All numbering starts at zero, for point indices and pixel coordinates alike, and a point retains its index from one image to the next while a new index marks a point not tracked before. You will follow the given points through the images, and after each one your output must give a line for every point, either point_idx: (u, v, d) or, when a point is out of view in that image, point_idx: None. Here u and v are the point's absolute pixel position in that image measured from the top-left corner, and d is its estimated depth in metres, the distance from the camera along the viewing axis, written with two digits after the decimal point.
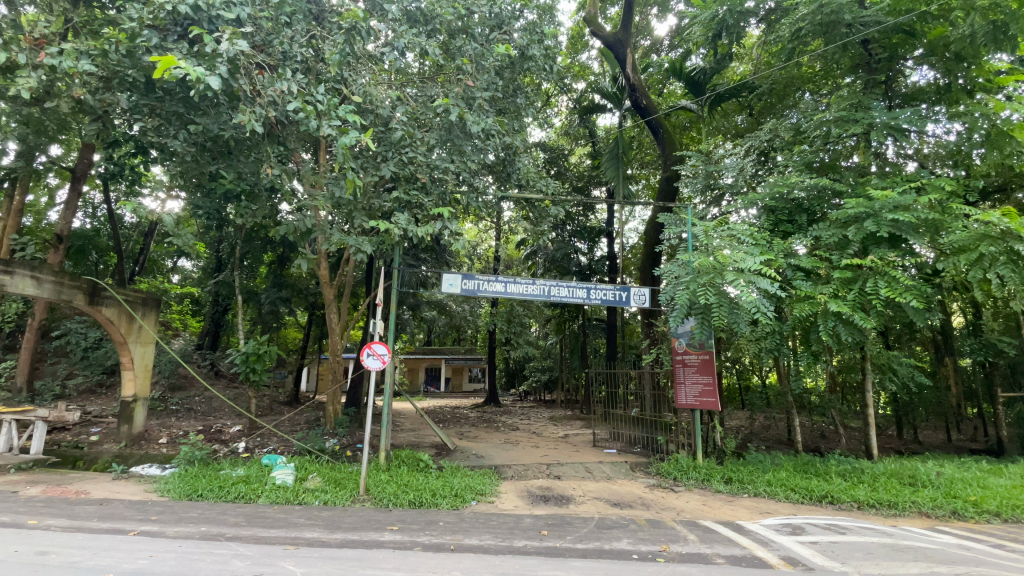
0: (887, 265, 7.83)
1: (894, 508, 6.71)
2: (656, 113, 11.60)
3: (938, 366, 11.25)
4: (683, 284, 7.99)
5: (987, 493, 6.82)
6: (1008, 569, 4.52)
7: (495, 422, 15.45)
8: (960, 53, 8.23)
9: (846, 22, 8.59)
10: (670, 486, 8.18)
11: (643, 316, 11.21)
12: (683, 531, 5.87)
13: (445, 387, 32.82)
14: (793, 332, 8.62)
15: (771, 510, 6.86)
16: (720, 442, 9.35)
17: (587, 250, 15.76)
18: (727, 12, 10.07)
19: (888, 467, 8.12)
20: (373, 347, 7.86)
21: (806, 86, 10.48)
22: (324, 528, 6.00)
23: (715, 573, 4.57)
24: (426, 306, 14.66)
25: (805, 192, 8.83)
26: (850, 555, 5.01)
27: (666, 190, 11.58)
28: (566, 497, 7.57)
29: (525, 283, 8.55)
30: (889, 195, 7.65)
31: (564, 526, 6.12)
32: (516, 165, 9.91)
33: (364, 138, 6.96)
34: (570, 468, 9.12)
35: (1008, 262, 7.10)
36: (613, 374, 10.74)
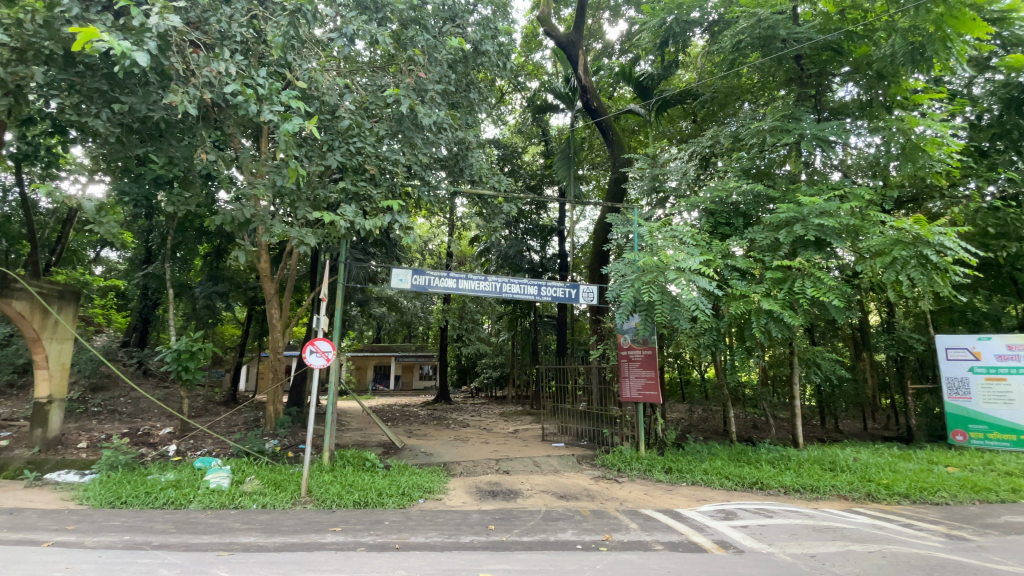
0: (814, 266, 8.41)
1: (816, 492, 7.26)
2: (606, 115, 11.81)
3: (857, 360, 12.18)
4: (629, 282, 8.30)
5: (896, 477, 7.49)
6: (912, 545, 4.99)
7: (446, 419, 15.32)
8: (882, 71, 8.95)
9: (781, 37, 9.21)
10: (614, 477, 8.45)
11: (592, 313, 11.46)
12: (625, 521, 6.09)
13: (395, 385, 32.19)
14: (729, 329, 9.15)
15: (707, 497, 7.24)
16: (662, 434, 9.76)
17: (539, 248, 15.92)
18: (674, 21, 10.42)
19: (812, 454, 8.75)
20: (316, 342, 7.56)
21: (745, 97, 10.96)
22: (262, 532, 5.75)
23: (653, 559, 4.77)
24: (376, 302, 14.31)
25: (742, 197, 9.37)
26: (776, 536, 5.38)
27: (615, 191, 11.89)
28: (514, 491, 7.65)
29: (476, 279, 8.50)
30: (815, 201, 8.24)
31: (511, 520, 6.19)
32: (469, 161, 9.74)
33: (309, 126, 6.63)
34: (519, 462, 9.21)
35: (918, 265, 7.81)
36: (562, 369, 10.92)
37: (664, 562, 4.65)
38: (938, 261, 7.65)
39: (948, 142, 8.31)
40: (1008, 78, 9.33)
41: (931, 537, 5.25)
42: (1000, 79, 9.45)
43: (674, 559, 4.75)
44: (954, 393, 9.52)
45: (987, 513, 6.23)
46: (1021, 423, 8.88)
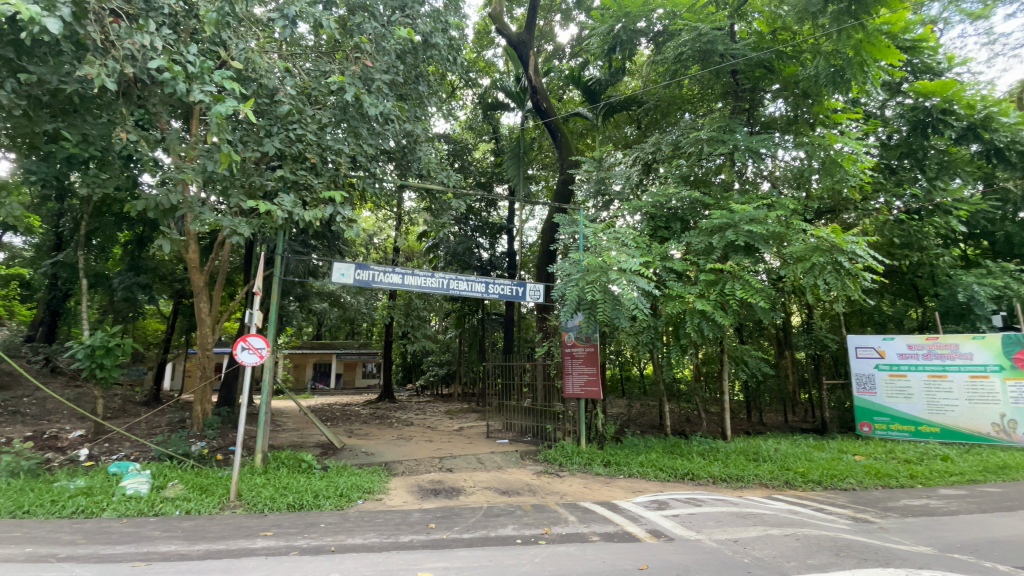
0: (743, 270, 8.96)
1: (741, 481, 7.77)
2: (555, 116, 11.99)
3: (780, 358, 13.11)
4: (574, 280, 8.48)
5: (811, 465, 8.16)
6: (821, 528, 5.46)
7: (388, 418, 15.00)
8: (808, 90, 9.61)
9: (719, 52, 9.72)
10: (556, 472, 8.62)
11: (538, 311, 11.60)
12: (564, 514, 6.23)
13: (336, 383, 31.12)
14: (666, 328, 9.56)
15: (642, 489, 7.55)
16: (602, 428, 10.06)
17: (488, 246, 15.93)
18: (622, 29, 10.71)
19: (739, 447, 9.33)
20: (249, 339, 7.15)
21: (686, 107, 11.50)
22: (185, 539, 5.39)
23: (589, 550, 4.92)
24: (316, 298, 13.78)
25: (680, 202, 9.83)
26: (704, 524, 5.71)
27: (562, 191, 12.10)
28: (456, 489, 7.63)
29: (423, 275, 8.37)
30: (746, 208, 8.79)
31: (452, 518, 6.17)
32: (417, 155, 9.49)
33: (245, 109, 6.25)
34: (462, 460, 9.19)
35: (834, 271, 8.51)
36: (509, 366, 11.01)
37: (599, 553, 4.80)
38: (850, 267, 8.37)
39: (861, 158, 9.12)
40: (916, 103, 10.44)
41: (839, 520, 5.76)
42: (909, 103, 10.55)
43: (609, 550, 4.91)
44: (862, 388, 10.49)
45: (887, 497, 6.90)
46: (917, 415, 9.91)
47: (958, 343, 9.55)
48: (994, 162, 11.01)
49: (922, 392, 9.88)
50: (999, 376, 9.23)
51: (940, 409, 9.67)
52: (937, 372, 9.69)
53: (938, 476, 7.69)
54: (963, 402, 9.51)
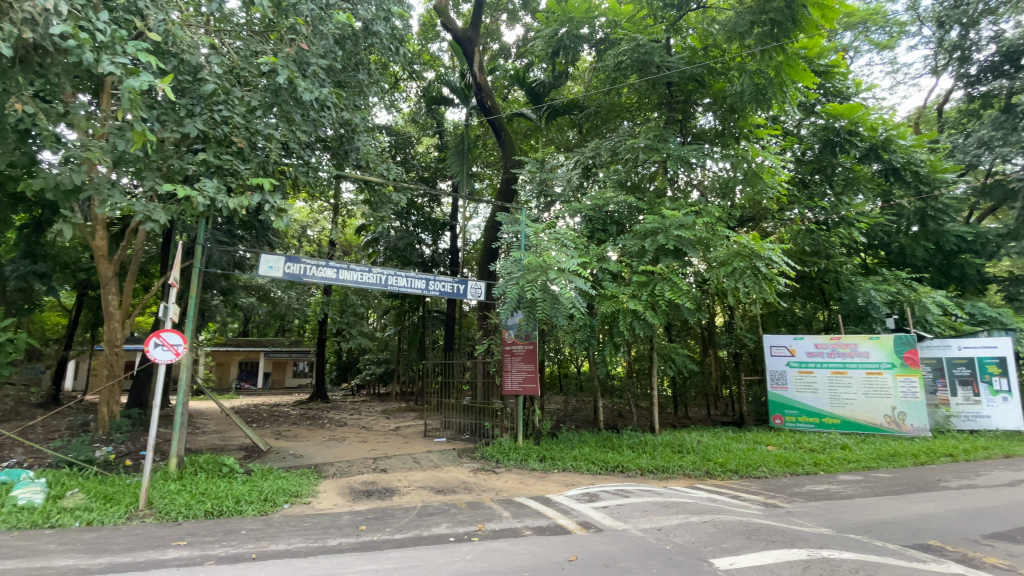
0: (672, 272, 9.46)
1: (666, 472, 8.23)
2: (499, 114, 12.07)
3: (704, 355, 13.98)
4: (514, 279, 8.56)
5: (729, 456, 8.79)
6: (735, 513, 5.89)
7: (320, 418, 14.44)
8: (734, 106, 10.30)
9: (656, 64, 10.20)
10: (492, 469, 8.69)
11: (479, 309, 11.63)
12: (499, 510, 6.30)
13: (263, 383, 29.51)
14: (601, 326, 9.92)
15: (575, 482, 7.80)
16: (539, 424, 10.26)
17: (431, 242, 15.76)
18: (565, 34, 11.02)
19: (665, 439, 9.88)
20: (163, 335, 6.60)
21: (625, 115, 11.95)
22: (84, 553, 4.92)
23: (521, 544, 5.01)
24: (242, 292, 12.98)
25: (617, 206, 10.24)
26: (631, 514, 5.99)
27: (505, 190, 12.18)
28: (390, 489, 7.48)
29: (360, 271, 8.12)
30: (676, 214, 9.32)
31: (384, 519, 6.06)
32: (355, 144, 9.08)
33: (162, 84, 5.67)
34: (398, 460, 9.04)
35: (752, 275, 9.21)
36: (449, 364, 10.96)
37: (531, 547, 4.91)
38: (767, 272, 9.08)
39: (779, 171, 9.92)
40: (828, 123, 11.52)
41: (750, 506, 6.25)
42: (821, 123, 11.61)
43: (541, 543, 5.03)
44: (775, 384, 11.46)
45: (794, 483, 7.57)
46: (821, 407, 10.96)
47: (856, 342, 10.64)
48: (891, 181, 12.33)
49: (826, 387, 10.95)
50: (890, 373, 10.34)
51: (841, 402, 10.76)
52: (838, 369, 10.76)
53: (837, 463, 8.53)
54: (860, 396, 10.64)
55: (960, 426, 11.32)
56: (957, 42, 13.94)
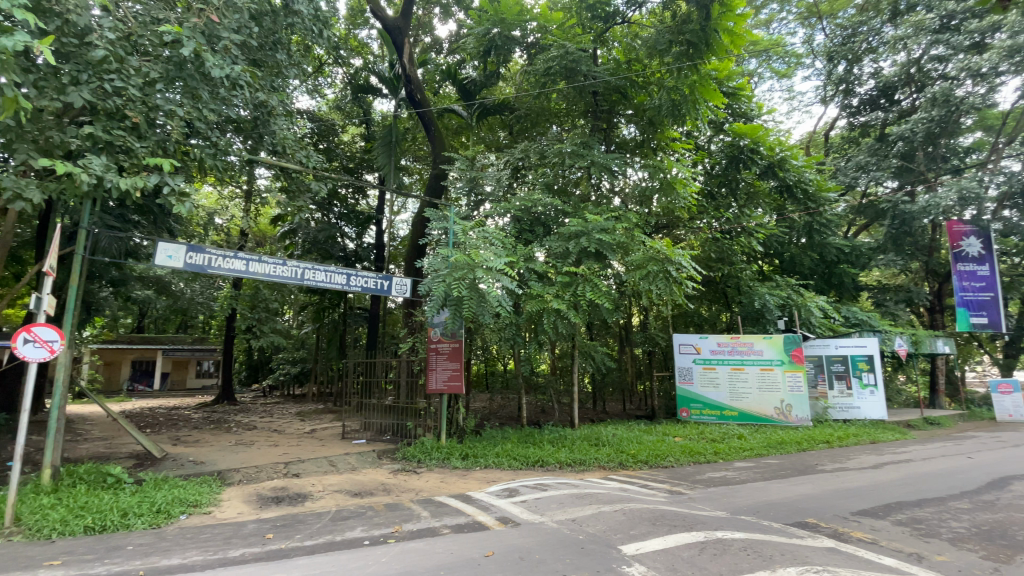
0: (593, 274, 9.81)
1: (583, 465, 8.54)
2: (429, 108, 11.90)
3: (622, 352, 14.66)
4: (441, 276, 8.44)
5: (641, 448, 9.30)
6: (644, 502, 6.23)
7: (227, 421, 13.43)
8: (653, 119, 10.90)
9: (582, 72, 10.54)
10: (413, 469, 8.53)
11: (405, 307, 11.40)
12: (417, 510, 6.21)
13: (162, 385, 26.95)
14: (526, 324, 10.08)
15: (496, 478, 7.87)
16: (462, 423, 10.24)
17: (355, 236, 15.29)
18: (497, 34, 11.07)
19: (583, 433, 10.26)
20: (35, 330, 5.84)
21: (554, 119, 12.04)
22: None
23: (438, 544, 4.97)
24: (137, 284, 11.75)
25: (544, 208, 10.43)
26: (548, 507, 6.15)
27: (433, 186, 12.05)
28: (302, 494, 7.11)
29: (273, 263, 7.63)
30: (598, 218, 9.67)
31: (294, 525, 5.75)
32: (271, 128, 8.51)
33: (39, 44, 4.95)
34: (312, 464, 8.62)
35: (663, 279, 9.82)
36: (371, 364, 10.62)
37: (448, 546, 4.87)
38: (676, 276, 9.77)
39: (691, 183, 10.64)
40: (734, 141, 12.51)
41: (658, 494, 6.65)
42: (728, 141, 12.58)
43: (459, 541, 5.02)
44: (683, 379, 12.27)
45: (697, 471, 8.16)
46: (722, 401, 11.88)
47: (752, 341, 11.64)
48: (785, 197, 13.60)
49: (727, 382, 11.87)
50: (780, 369, 11.43)
51: (739, 396, 11.74)
52: (738, 365, 11.73)
53: (734, 452, 9.30)
54: (755, 390, 11.66)
55: (836, 416, 12.76)
56: (843, 76, 15.64)
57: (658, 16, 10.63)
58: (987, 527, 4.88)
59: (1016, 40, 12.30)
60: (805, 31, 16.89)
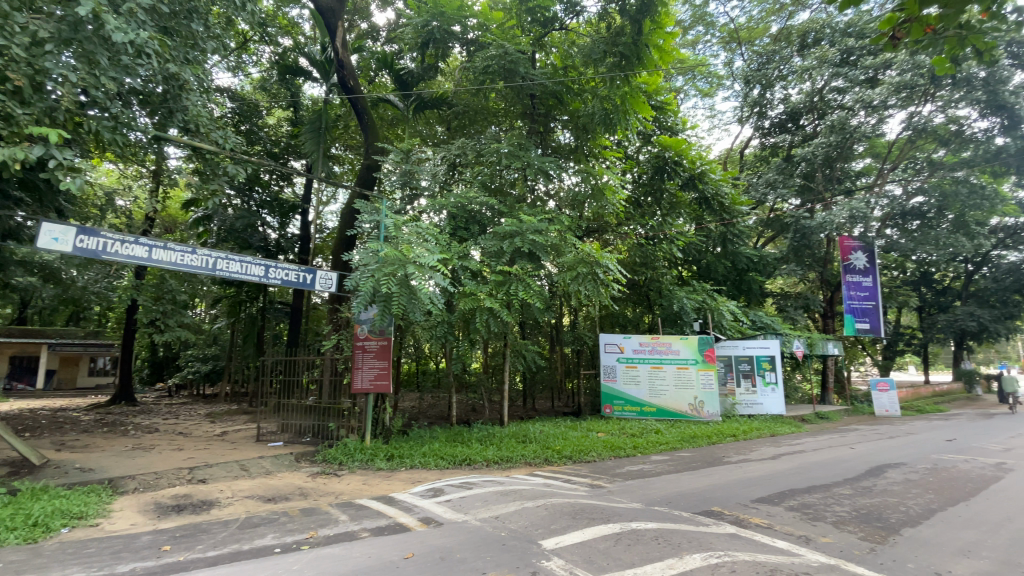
0: (526, 274, 9.91)
1: (509, 462, 8.62)
2: (362, 96, 11.47)
3: (553, 351, 14.95)
4: (369, 271, 8.15)
5: (566, 443, 9.54)
6: (567, 497, 6.38)
7: (123, 424, 12.22)
8: (586, 126, 11.24)
9: (520, 74, 10.61)
10: (334, 471, 8.19)
11: (331, 302, 10.98)
12: (336, 514, 5.97)
13: (47, 384, 24.09)
14: (458, 322, 10.01)
15: (421, 479, 7.74)
16: (388, 422, 9.99)
17: (277, 226, 14.47)
18: (437, 27, 10.84)
19: (512, 431, 10.35)
20: None
21: (492, 119, 12.15)
22: None
23: (356, 548, 4.80)
24: (17, 268, 10.40)
25: (479, 206, 10.38)
26: (472, 505, 6.14)
27: (365, 177, 11.68)
28: (208, 501, 6.61)
29: (180, 250, 7.06)
30: (533, 219, 9.78)
31: (196, 536, 5.32)
32: (182, 103, 7.83)
33: None
34: (220, 469, 8.04)
35: (591, 279, 10.17)
36: (291, 362, 10.05)
37: (366, 549, 4.72)
38: (604, 278, 10.19)
39: (619, 191, 11.09)
40: (660, 153, 13.15)
41: (580, 489, 6.83)
42: (655, 152, 13.21)
43: (378, 544, 4.88)
44: (608, 377, 12.68)
45: (617, 465, 8.50)
46: (643, 398, 12.44)
47: (670, 341, 12.30)
48: (703, 208, 14.48)
49: (647, 380, 12.45)
50: (695, 367, 12.19)
51: (658, 392, 12.35)
52: (658, 364, 12.35)
53: (652, 446, 9.78)
54: (672, 387, 12.32)
55: (743, 412, 13.75)
56: (757, 99, 16.95)
57: (594, 26, 11.01)
58: (864, 510, 5.47)
59: (902, 78, 13.91)
60: (727, 54, 18.14)
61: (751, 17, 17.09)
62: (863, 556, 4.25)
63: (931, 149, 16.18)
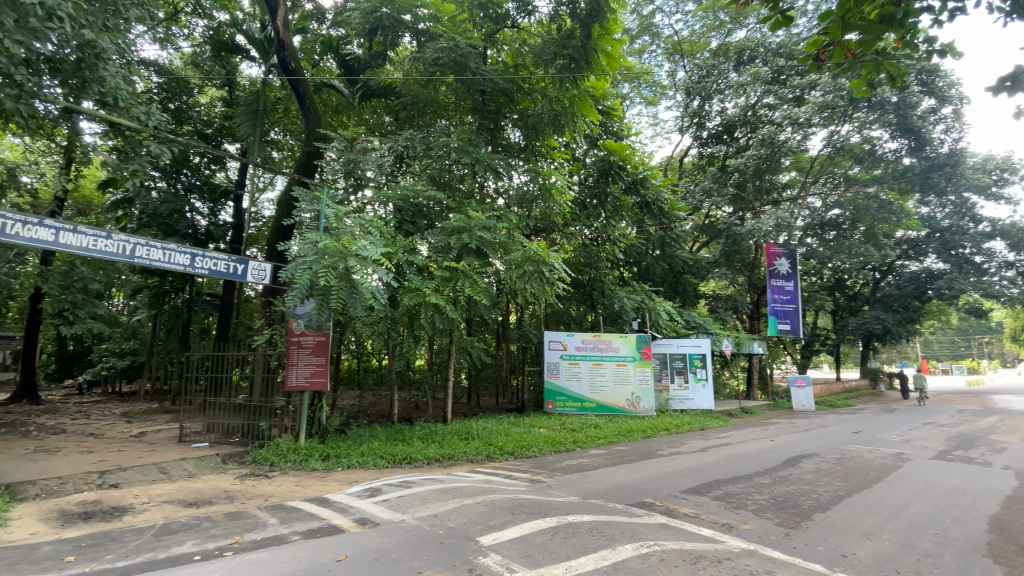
0: (473, 270, 9.87)
1: (451, 459, 8.55)
2: (304, 79, 11.01)
3: (498, 348, 14.96)
4: (307, 264, 7.80)
5: (508, 440, 9.60)
6: (506, 492, 6.42)
7: (22, 425, 11.06)
8: (536, 126, 11.38)
9: (471, 69, 10.56)
10: (264, 473, 7.80)
11: (264, 295, 10.48)
12: (264, 517, 5.70)
13: None
14: (402, 318, 9.82)
15: (358, 479, 7.53)
16: (325, 421, 9.63)
17: (207, 212, 13.60)
18: (386, 14, 10.62)
19: (454, 428, 10.28)
20: None
21: (441, 112, 12.00)
22: None
23: (286, 552, 4.60)
24: None
25: (426, 200, 10.20)
26: (410, 504, 6.04)
27: (304, 164, 11.22)
28: (121, 507, 6.12)
29: (93, 235, 6.45)
30: (481, 216, 9.75)
31: (104, 545, 4.90)
32: (99, 73, 7.17)
33: None
34: (136, 472, 7.45)
35: (537, 277, 10.28)
36: (219, 358, 9.46)
37: (296, 553, 4.54)
38: (549, 277, 10.35)
39: (566, 192, 11.30)
40: (605, 156, 13.52)
41: (519, 485, 6.89)
42: (601, 156, 13.57)
43: (310, 547, 4.71)
44: (551, 373, 12.78)
45: (556, 460, 8.65)
46: (584, 394, 12.70)
47: (611, 340, 12.73)
48: (644, 212, 15.00)
49: (588, 376, 12.74)
50: (633, 364, 12.74)
51: (598, 388, 12.68)
52: (599, 361, 12.72)
53: (591, 440, 10.03)
54: (611, 383, 12.71)
55: (676, 407, 14.34)
56: (697, 110, 17.81)
57: (545, 27, 11.18)
58: (781, 498, 5.87)
59: (825, 98, 14.96)
60: (670, 65, 18.87)
61: (693, 31, 17.83)
62: (779, 541, 4.56)
63: (847, 165, 17.61)
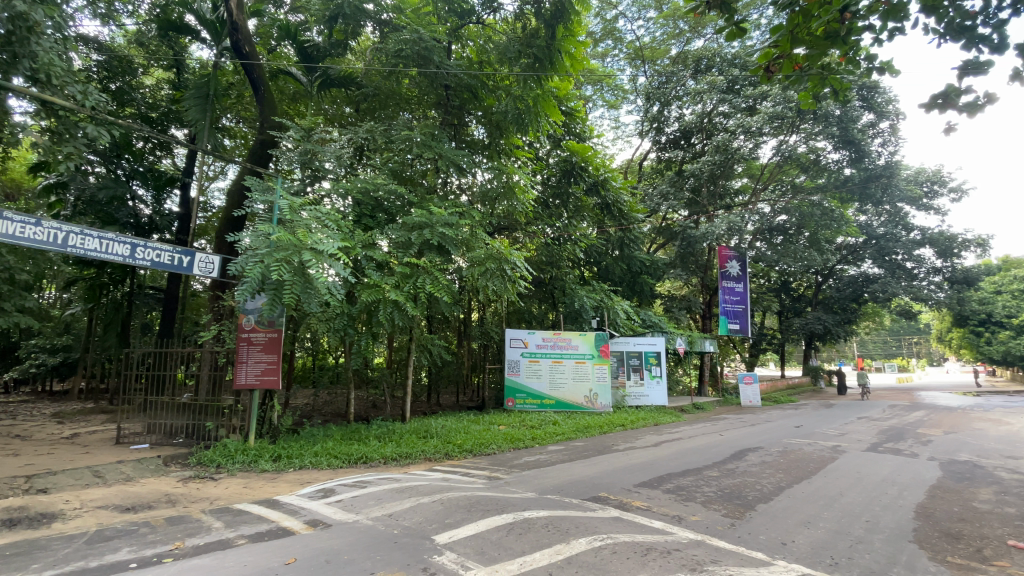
0: (434, 267, 9.77)
1: (408, 458, 8.45)
2: (259, 64, 10.60)
3: (459, 346, 14.89)
4: (258, 256, 7.51)
5: (467, 437, 9.57)
6: (463, 490, 6.39)
7: None
8: (500, 125, 11.42)
9: (435, 63, 10.42)
10: (209, 475, 7.47)
11: (212, 289, 10.02)
12: (209, 521, 5.46)
13: None
14: (359, 315, 9.61)
15: (311, 479, 7.33)
16: (276, 421, 9.31)
17: (151, 200, 12.90)
18: (347, 2, 10.34)
19: (412, 426, 10.16)
20: None
21: (404, 106, 11.80)
22: None
23: (232, 556, 4.43)
24: None
25: (386, 195, 10.02)
26: (364, 504, 5.92)
27: (259, 153, 10.86)
28: (48, 514, 5.71)
29: (20, 221, 5.96)
30: (443, 212, 9.66)
31: (30, 554, 4.57)
32: (31, 48, 6.64)
33: None
34: (67, 476, 6.98)
35: (498, 275, 10.30)
36: (161, 355, 8.99)
37: (243, 557, 4.38)
38: (511, 275, 10.38)
39: (528, 190, 11.36)
40: (567, 156, 13.69)
41: (477, 482, 6.88)
42: (563, 156, 13.72)
43: (257, 550, 4.54)
44: (511, 370, 12.78)
45: (514, 457, 8.70)
46: (543, 390, 12.81)
47: (570, 338, 12.91)
48: (604, 213, 15.27)
49: (547, 374, 12.87)
50: (591, 361, 13.00)
51: (557, 385, 12.84)
52: (558, 358, 12.89)
53: (549, 437, 10.13)
54: (570, 380, 12.91)
55: (631, 403, 14.70)
56: (656, 114, 18.29)
57: (510, 25, 11.20)
58: (728, 490, 6.12)
59: (775, 109, 15.54)
60: (632, 70, 19.26)
61: (654, 37, 18.16)
62: (725, 531, 4.76)
63: (795, 174, 18.50)
